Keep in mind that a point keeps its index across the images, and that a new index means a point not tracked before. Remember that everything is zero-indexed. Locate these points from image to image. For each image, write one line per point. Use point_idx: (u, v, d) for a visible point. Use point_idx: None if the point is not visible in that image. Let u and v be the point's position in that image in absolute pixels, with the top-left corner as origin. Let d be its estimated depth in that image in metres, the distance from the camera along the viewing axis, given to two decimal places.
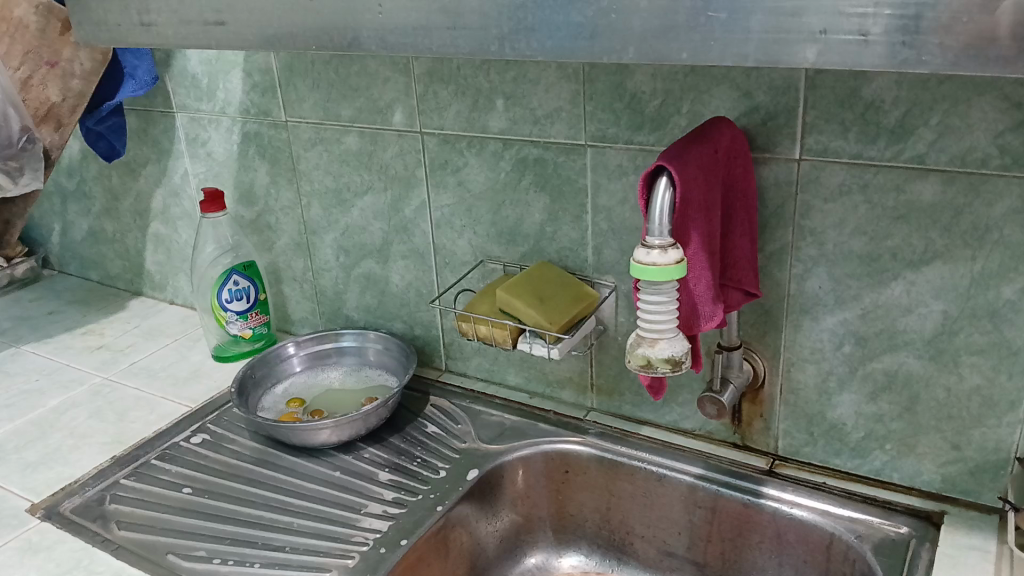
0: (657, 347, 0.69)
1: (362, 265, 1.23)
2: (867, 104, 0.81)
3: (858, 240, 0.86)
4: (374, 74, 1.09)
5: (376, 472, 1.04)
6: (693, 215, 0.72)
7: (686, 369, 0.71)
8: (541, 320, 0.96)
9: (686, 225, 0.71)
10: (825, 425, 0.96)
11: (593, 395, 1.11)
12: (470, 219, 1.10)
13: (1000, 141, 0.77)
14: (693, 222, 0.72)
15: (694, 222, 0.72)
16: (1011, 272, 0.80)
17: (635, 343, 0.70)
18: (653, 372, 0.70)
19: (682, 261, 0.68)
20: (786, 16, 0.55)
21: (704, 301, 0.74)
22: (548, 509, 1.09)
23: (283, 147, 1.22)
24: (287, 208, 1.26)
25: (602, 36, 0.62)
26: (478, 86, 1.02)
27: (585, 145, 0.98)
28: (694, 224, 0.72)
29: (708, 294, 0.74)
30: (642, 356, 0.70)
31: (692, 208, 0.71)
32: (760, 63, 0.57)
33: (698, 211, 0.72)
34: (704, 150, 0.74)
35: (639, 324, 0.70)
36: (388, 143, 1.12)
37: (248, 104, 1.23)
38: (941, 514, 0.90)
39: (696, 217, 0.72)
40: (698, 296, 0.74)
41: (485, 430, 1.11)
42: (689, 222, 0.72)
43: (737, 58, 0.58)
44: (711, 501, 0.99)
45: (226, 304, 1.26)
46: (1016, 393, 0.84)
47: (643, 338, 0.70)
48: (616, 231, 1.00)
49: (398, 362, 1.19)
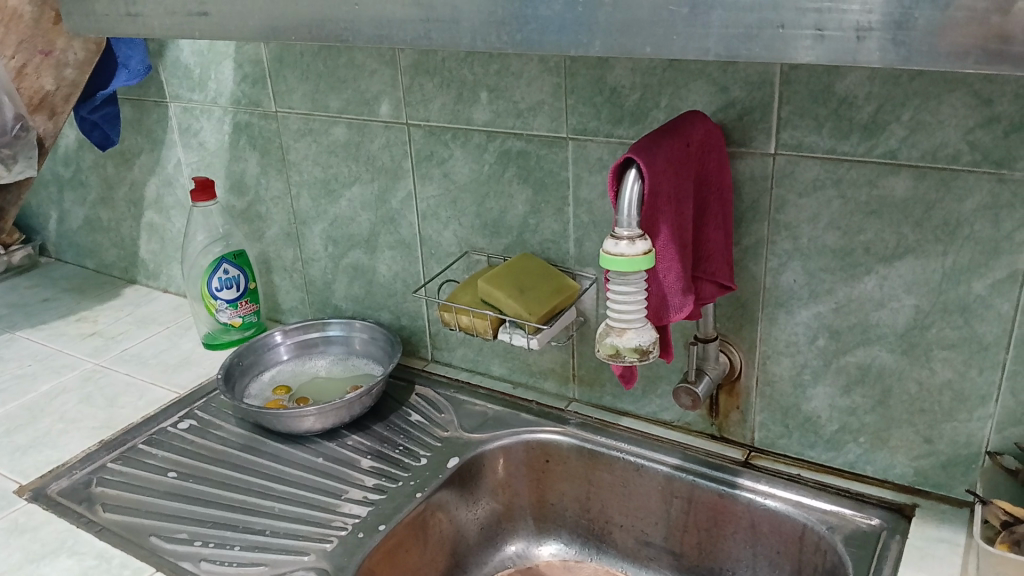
0: (625, 336, 0.71)
1: (350, 256, 1.25)
2: (841, 100, 0.81)
3: (832, 235, 0.87)
4: (361, 66, 1.10)
5: (358, 459, 1.06)
6: (661, 208, 0.73)
7: (654, 358, 0.72)
8: (521, 310, 0.97)
9: (654, 218, 0.73)
10: (800, 417, 0.97)
11: (575, 386, 1.12)
12: (455, 211, 1.12)
13: (971, 137, 0.77)
14: (661, 214, 0.73)
15: (662, 214, 0.73)
16: (981, 267, 0.81)
17: (605, 333, 0.72)
18: (621, 361, 0.72)
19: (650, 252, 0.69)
20: (744, 9, 0.56)
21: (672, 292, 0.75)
22: (529, 498, 1.10)
23: (273, 137, 1.24)
24: (277, 197, 1.28)
25: (569, 30, 0.64)
26: (463, 79, 1.03)
27: (566, 138, 0.99)
28: (664, 217, 0.73)
29: (677, 286, 0.76)
30: (610, 346, 0.72)
31: (660, 201, 0.73)
32: (720, 56, 0.58)
33: (667, 203, 0.73)
34: (674, 144, 0.75)
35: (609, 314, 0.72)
36: (375, 135, 1.14)
37: (239, 95, 1.24)
38: (913, 506, 0.91)
39: (664, 211, 0.73)
40: (666, 288, 0.75)
41: (467, 420, 1.12)
42: (658, 215, 0.73)
43: (698, 51, 0.59)
44: (687, 492, 1.00)
45: (215, 293, 1.28)
46: (987, 388, 0.85)
47: (612, 327, 0.72)
48: (596, 224, 1.01)
49: (383, 351, 1.21)
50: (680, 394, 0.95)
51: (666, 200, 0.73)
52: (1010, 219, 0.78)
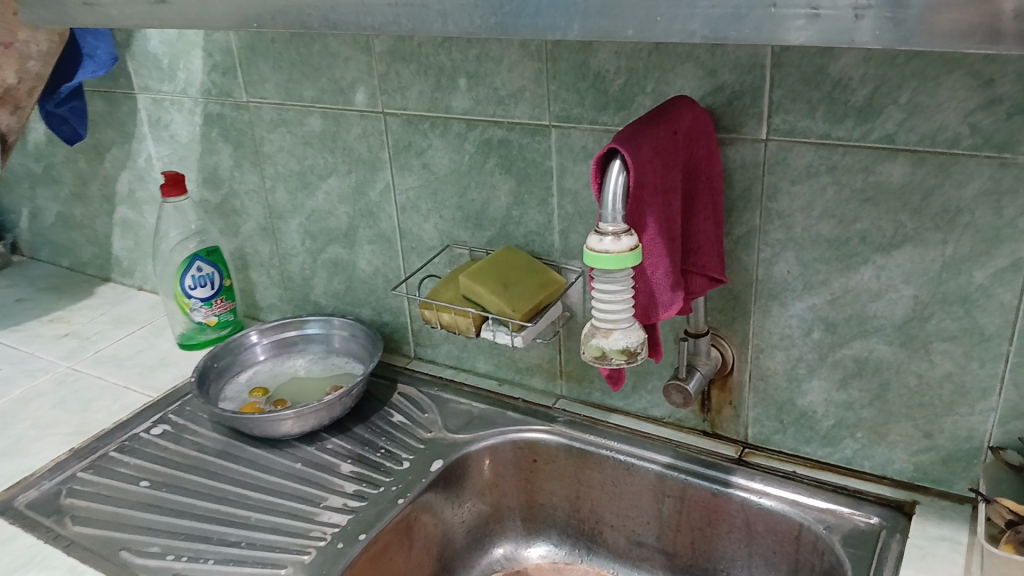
0: (611, 337, 0.67)
1: (329, 251, 1.21)
2: (835, 82, 0.78)
3: (827, 224, 0.83)
4: (335, 53, 1.06)
5: (338, 464, 1.02)
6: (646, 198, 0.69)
7: (642, 360, 0.69)
8: (504, 307, 0.93)
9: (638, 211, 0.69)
10: (795, 412, 0.94)
11: (562, 382, 1.09)
12: (436, 203, 1.08)
13: (971, 120, 0.74)
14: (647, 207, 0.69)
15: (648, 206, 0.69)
16: (982, 256, 0.78)
17: (591, 334, 0.68)
18: (608, 364, 0.68)
19: (636, 249, 0.66)
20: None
21: (659, 289, 0.72)
22: (517, 499, 1.07)
23: (246, 128, 1.19)
24: (252, 191, 1.24)
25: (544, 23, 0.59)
26: (440, 65, 0.99)
27: (549, 126, 0.95)
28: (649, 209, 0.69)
29: (666, 281, 0.71)
30: (596, 348, 0.68)
31: (645, 192, 0.69)
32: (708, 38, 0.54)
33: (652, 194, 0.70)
34: (661, 131, 0.71)
35: (594, 313, 0.68)
36: (351, 124, 1.09)
37: (210, 85, 1.20)
38: (913, 504, 0.88)
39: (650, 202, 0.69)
40: (653, 284, 0.71)
41: (452, 420, 1.09)
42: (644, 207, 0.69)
43: (682, 34, 0.55)
44: (679, 491, 0.97)
45: (190, 291, 1.24)
46: (989, 380, 0.82)
47: (598, 328, 0.68)
48: (582, 215, 0.97)
49: (364, 348, 1.18)
50: (670, 390, 0.91)
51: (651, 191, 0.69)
52: (1013, 206, 0.75)
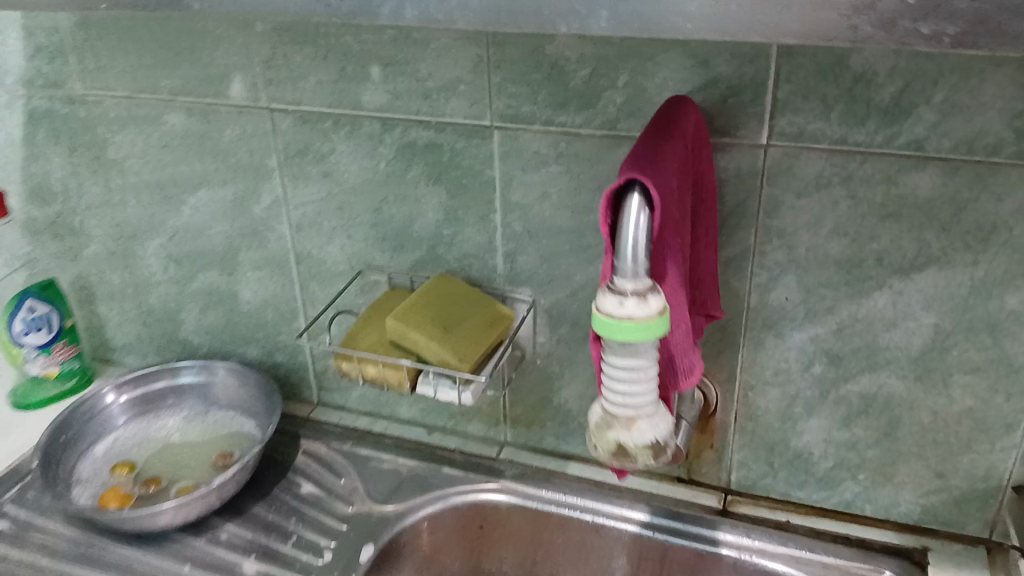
0: (634, 429, 0.51)
1: (202, 279, 0.97)
2: (856, 76, 0.64)
3: (837, 243, 0.70)
4: (201, 32, 0.82)
5: (239, 562, 0.81)
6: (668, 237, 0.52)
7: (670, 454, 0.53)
8: (448, 358, 0.75)
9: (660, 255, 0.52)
10: (788, 454, 0.81)
11: (506, 427, 0.91)
12: (343, 220, 0.87)
13: (1018, 123, 0.62)
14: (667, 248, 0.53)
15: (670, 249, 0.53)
16: (1018, 279, 0.67)
17: (608, 427, 0.52)
18: (630, 464, 0.52)
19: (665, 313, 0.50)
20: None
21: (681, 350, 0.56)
22: (460, 564, 0.88)
23: (82, 128, 0.93)
24: (95, 206, 0.97)
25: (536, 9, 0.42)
26: (346, 48, 0.78)
27: (490, 127, 0.76)
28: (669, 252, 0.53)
29: (687, 341, 0.56)
30: (614, 443, 0.52)
31: (668, 231, 0.52)
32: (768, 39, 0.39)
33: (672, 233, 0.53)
34: (674, 147, 0.54)
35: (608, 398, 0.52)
36: (226, 123, 0.86)
37: (26, 71, 0.92)
38: (925, 552, 0.78)
39: (670, 243, 0.53)
40: (673, 345, 0.55)
41: (376, 485, 0.89)
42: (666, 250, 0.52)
43: (738, 30, 0.39)
44: (658, 555, 0.82)
45: (20, 337, 0.98)
46: (1014, 415, 0.72)
47: (616, 418, 0.52)
48: (533, 234, 0.80)
49: (257, 401, 0.95)
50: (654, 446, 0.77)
51: (673, 229, 0.53)
52: None
